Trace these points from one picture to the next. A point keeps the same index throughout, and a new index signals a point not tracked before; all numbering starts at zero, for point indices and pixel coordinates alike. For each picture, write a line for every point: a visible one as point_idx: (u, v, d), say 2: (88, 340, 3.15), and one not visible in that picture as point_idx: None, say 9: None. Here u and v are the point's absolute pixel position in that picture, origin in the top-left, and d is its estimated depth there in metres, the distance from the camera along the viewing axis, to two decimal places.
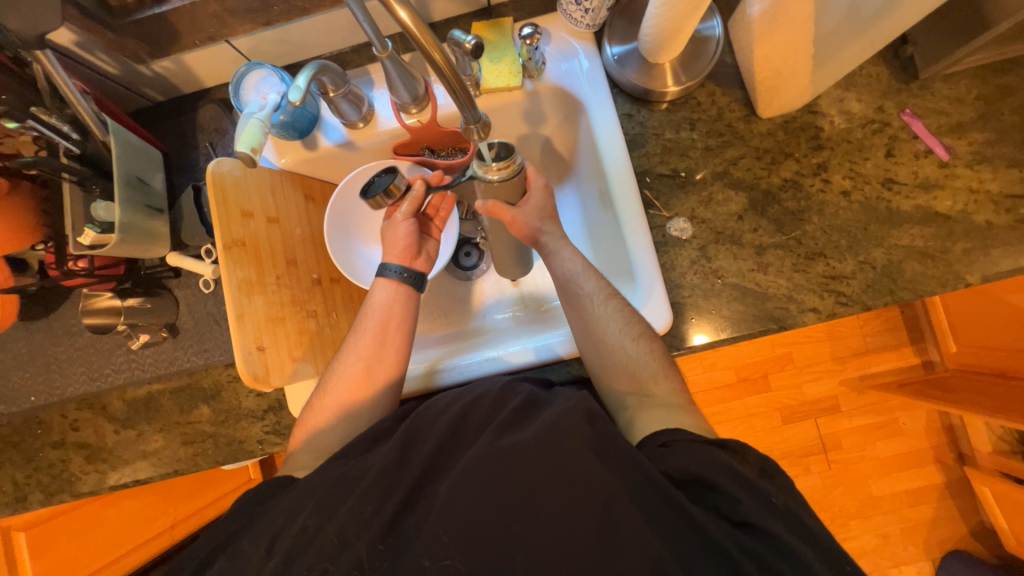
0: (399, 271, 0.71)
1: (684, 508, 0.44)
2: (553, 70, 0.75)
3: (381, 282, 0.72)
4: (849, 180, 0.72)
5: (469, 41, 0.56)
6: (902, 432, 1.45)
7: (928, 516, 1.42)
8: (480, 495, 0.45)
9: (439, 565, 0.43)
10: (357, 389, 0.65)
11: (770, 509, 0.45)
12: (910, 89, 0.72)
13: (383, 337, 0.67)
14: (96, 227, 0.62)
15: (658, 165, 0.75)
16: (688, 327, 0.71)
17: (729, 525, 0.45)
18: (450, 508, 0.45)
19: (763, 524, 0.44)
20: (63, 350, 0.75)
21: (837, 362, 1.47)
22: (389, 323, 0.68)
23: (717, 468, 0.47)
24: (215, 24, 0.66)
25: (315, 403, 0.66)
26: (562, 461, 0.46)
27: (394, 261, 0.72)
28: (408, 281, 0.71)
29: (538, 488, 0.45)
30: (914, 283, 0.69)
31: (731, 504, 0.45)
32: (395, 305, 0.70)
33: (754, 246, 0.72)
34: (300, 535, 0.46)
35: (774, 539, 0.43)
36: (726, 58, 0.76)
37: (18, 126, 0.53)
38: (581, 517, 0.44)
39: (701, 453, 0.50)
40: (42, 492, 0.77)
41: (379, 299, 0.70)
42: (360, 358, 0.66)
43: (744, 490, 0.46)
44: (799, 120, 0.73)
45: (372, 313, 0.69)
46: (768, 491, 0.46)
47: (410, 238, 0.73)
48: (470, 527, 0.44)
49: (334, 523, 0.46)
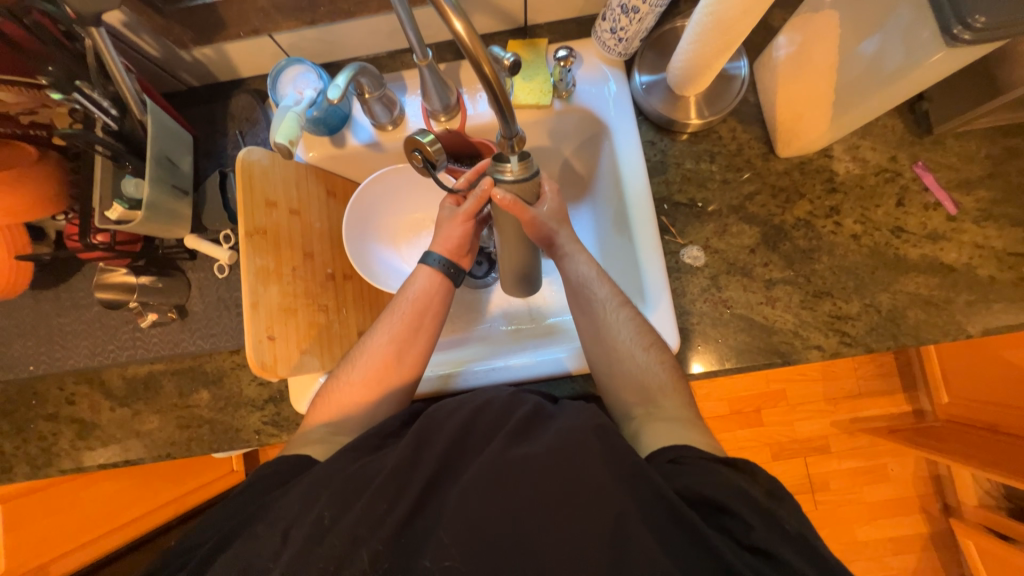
0: (440, 261, 0.72)
1: (697, 529, 0.44)
2: (582, 93, 0.77)
3: (421, 268, 0.73)
4: (859, 225, 0.74)
5: (507, 57, 0.59)
6: (890, 478, 1.45)
7: (912, 565, 1.42)
8: (492, 500, 0.46)
9: (440, 566, 0.44)
10: (384, 372, 0.67)
11: (782, 536, 0.45)
12: (923, 143, 0.75)
13: (417, 323, 0.69)
14: (125, 203, 0.63)
15: (677, 193, 0.77)
16: (691, 354, 0.72)
17: (742, 549, 0.45)
18: (461, 511, 0.46)
19: (776, 551, 0.44)
20: (68, 321, 0.74)
21: (830, 403, 1.48)
22: (426, 310, 0.70)
23: (727, 490, 0.48)
24: (261, 17, 0.68)
25: (342, 376, 0.68)
26: (575, 475, 0.47)
27: (440, 253, 0.72)
28: (449, 273, 0.72)
29: (550, 499, 0.46)
30: (916, 330, 0.70)
31: (744, 528, 0.45)
32: (433, 293, 0.71)
33: (764, 280, 0.73)
34: (312, 530, 0.46)
35: (786, 567, 0.43)
36: (749, 97, 0.78)
37: (63, 97, 0.55)
38: (592, 534, 0.44)
39: (711, 474, 0.50)
40: (28, 466, 0.75)
41: (417, 286, 0.72)
42: (393, 341, 0.68)
43: (757, 515, 0.46)
44: (815, 162, 0.76)
45: (410, 297, 0.71)
46: (780, 517, 0.47)
47: (462, 238, 0.72)
48: (478, 528, 0.45)
49: (347, 521, 0.46)
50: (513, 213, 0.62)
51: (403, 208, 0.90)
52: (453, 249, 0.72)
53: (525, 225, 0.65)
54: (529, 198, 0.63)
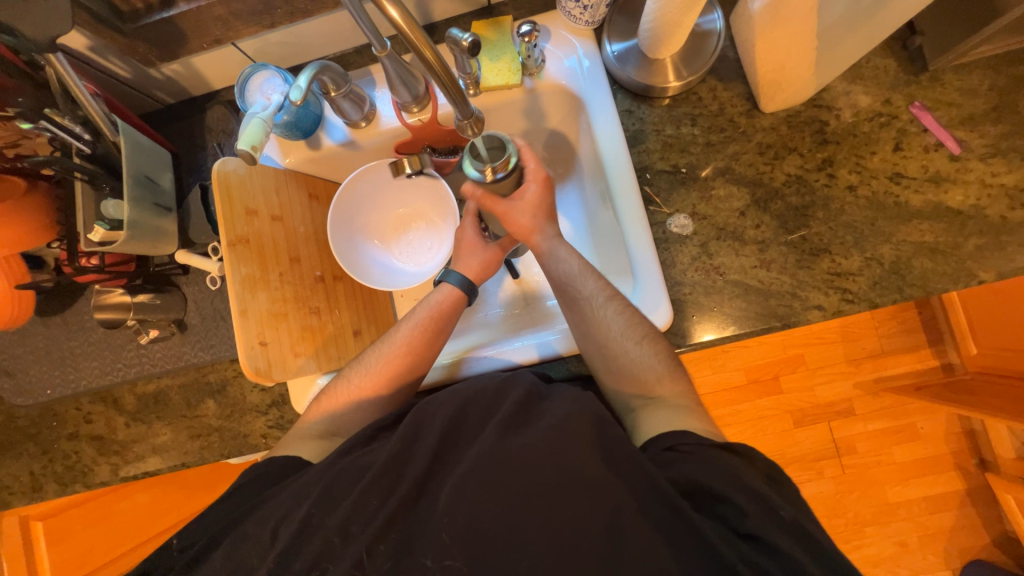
0: (462, 280, 0.75)
1: (691, 519, 0.43)
2: (553, 67, 0.75)
3: (443, 286, 0.75)
4: (855, 175, 0.70)
5: (466, 38, 0.55)
6: (919, 436, 1.40)
7: (949, 523, 1.37)
8: (487, 496, 0.45)
9: (440, 564, 0.44)
10: (396, 385, 0.67)
11: (782, 524, 0.45)
12: (919, 81, 0.70)
13: (435, 338, 0.70)
14: (106, 224, 0.64)
15: (659, 161, 0.74)
16: (692, 325, 0.70)
17: (735, 536, 0.44)
18: (453, 508, 0.45)
19: (773, 539, 0.43)
20: (77, 344, 0.77)
21: (851, 364, 1.43)
22: (437, 322, 0.71)
23: (723, 477, 0.47)
24: (220, 26, 0.68)
25: (350, 378, 0.68)
26: (567, 468, 0.46)
27: (462, 272, 0.76)
28: (462, 288, 0.74)
29: (543, 493, 0.45)
30: (922, 280, 0.67)
31: (737, 515, 0.45)
32: (446, 307, 0.73)
33: (756, 243, 0.70)
34: (297, 533, 0.47)
35: (783, 554, 0.42)
36: (728, 52, 0.75)
37: (32, 126, 0.55)
38: (589, 525, 0.43)
39: (712, 463, 0.49)
40: (57, 483, 0.79)
41: (434, 299, 0.74)
42: (409, 352, 0.69)
43: (752, 501, 0.45)
44: (803, 114, 0.72)
45: (423, 308, 0.73)
46: (776, 503, 0.46)
47: (484, 262, 0.77)
48: (474, 527, 0.44)
49: (337, 517, 0.47)
50: (486, 204, 0.69)
51: (390, 204, 0.90)
52: (476, 271, 0.76)
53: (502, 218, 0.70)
54: (501, 190, 0.69)
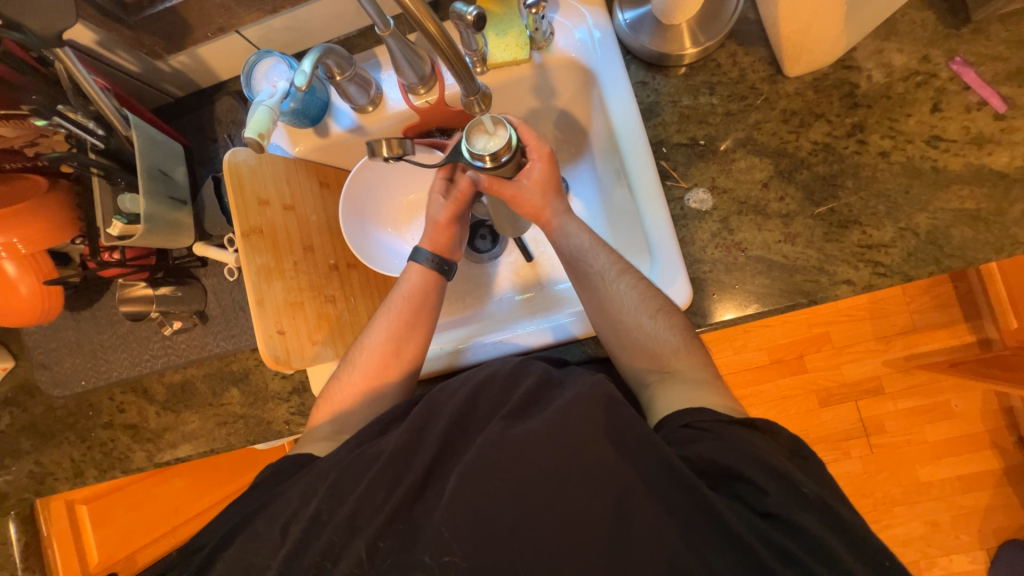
0: (428, 256, 0.73)
1: (703, 499, 0.43)
2: (562, 40, 0.72)
3: (412, 266, 0.74)
4: (888, 140, 0.66)
5: (470, 12, 0.53)
6: (954, 414, 1.35)
7: (984, 502, 1.33)
8: (494, 485, 0.45)
9: (439, 561, 0.43)
10: (383, 369, 0.68)
11: (803, 503, 0.44)
12: (960, 35, 0.65)
13: (417, 319, 0.70)
14: (123, 218, 0.66)
15: (676, 133, 0.71)
16: (712, 304, 0.68)
17: (754, 517, 0.43)
18: (459, 498, 0.45)
19: (791, 517, 0.42)
20: (106, 337, 0.80)
21: (880, 342, 1.38)
22: (417, 304, 0.71)
23: (744, 458, 0.46)
24: (222, 14, 0.68)
25: (346, 377, 0.68)
26: (576, 453, 0.45)
27: (428, 247, 0.74)
28: (435, 266, 0.73)
29: (550, 477, 0.45)
30: (962, 249, 0.63)
31: (755, 494, 0.44)
32: (423, 288, 0.72)
33: (780, 216, 0.67)
34: (314, 518, 0.48)
35: (802, 533, 0.42)
36: (749, 14, 0.71)
37: (46, 123, 0.56)
38: (596, 511, 0.43)
39: (730, 442, 0.47)
40: (97, 469, 0.83)
41: (408, 283, 0.73)
42: (395, 337, 0.69)
43: (773, 481, 0.44)
44: (831, 77, 0.68)
45: (400, 292, 0.72)
46: (798, 481, 0.45)
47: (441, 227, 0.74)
48: (477, 519, 0.44)
49: (346, 510, 0.47)
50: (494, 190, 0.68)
51: (397, 192, 0.89)
52: (437, 241, 0.74)
53: (510, 202, 0.69)
54: (508, 173, 0.67)
